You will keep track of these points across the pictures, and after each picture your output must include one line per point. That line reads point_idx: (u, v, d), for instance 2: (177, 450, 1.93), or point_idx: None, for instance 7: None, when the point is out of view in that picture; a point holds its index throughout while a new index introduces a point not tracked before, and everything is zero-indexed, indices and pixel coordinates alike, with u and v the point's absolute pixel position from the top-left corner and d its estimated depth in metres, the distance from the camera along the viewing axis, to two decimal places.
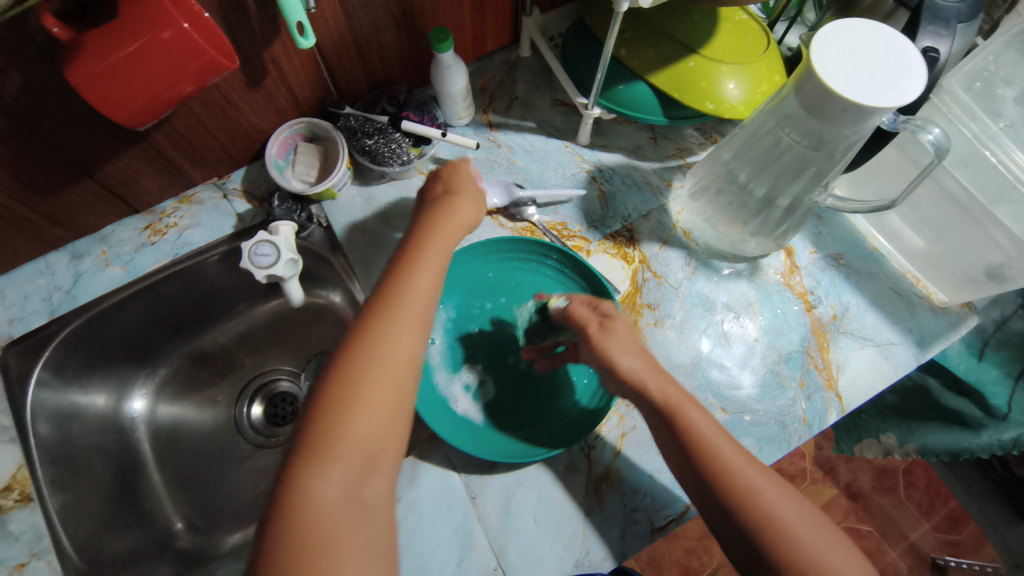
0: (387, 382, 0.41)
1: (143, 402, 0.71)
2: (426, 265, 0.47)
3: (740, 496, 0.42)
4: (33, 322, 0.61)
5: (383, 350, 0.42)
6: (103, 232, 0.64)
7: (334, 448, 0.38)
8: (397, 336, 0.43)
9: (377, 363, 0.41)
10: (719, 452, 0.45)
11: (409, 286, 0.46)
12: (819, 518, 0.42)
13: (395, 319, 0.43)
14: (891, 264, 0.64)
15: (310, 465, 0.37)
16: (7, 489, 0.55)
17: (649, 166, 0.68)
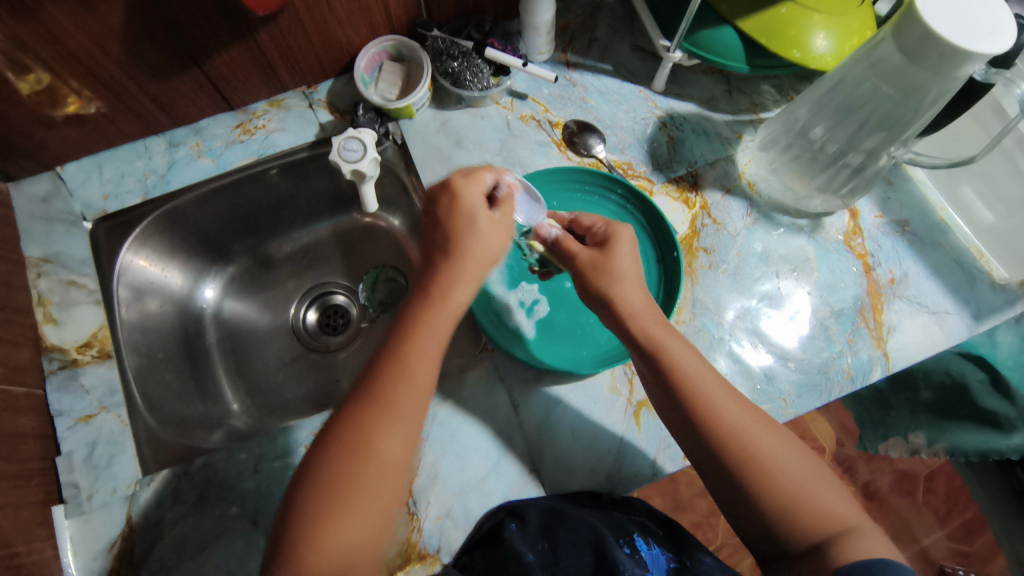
0: (369, 484, 0.41)
1: (214, 293, 0.76)
2: (428, 342, 0.45)
3: (741, 451, 0.44)
4: (129, 200, 0.65)
5: (367, 452, 0.41)
6: (198, 125, 0.68)
7: (322, 542, 0.38)
8: (387, 437, 0.42)
9: (370, 454, 0.41)
10: (722, 403, 0.46)
11: (409, 369, 0.44)
12: (822, 481, 0.44)
13: (390, 414, 0.43)
14: (957, 236, 0.64)
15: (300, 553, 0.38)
16: (88, 345, 0.59)
17: (721, 118, 0.69)
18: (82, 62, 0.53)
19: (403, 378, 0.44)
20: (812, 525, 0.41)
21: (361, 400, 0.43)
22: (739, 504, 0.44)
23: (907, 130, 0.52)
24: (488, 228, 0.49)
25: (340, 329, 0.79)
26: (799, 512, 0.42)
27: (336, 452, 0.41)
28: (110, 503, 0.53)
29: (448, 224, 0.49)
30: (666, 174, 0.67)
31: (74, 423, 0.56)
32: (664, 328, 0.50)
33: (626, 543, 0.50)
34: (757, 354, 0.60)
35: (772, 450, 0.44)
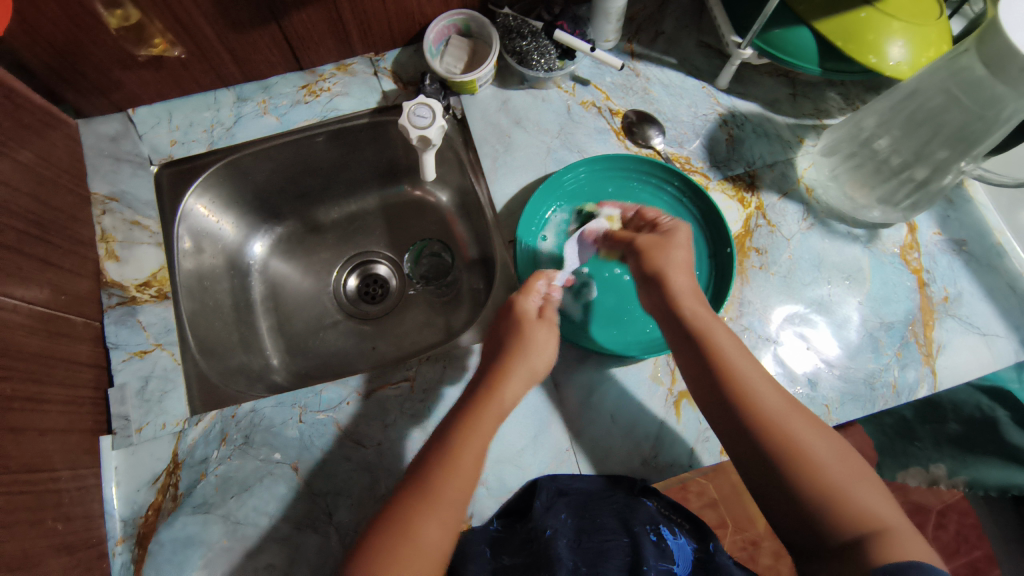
0: (416, 564, 0.42)
1: (263, 249, 0.78)
2: (475, 436, 0.48)
3: (776, 438, 0.47)
4: (195, 149, 0.67)
5: (411, 540, 0.43)
6: (267, 82, 0.70)
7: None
8: (429, 526, 0.44)
9: (414, 539, 0.43)
10: (756, 386, 0.50)
11: (460, 462, 0.46)
12: (859, 471, 0.45)
13: (437, 505, 0.44)
14: (1014, 261, 0.63)
15: None
16: (147, 285, 0.61)
17: (784, 120, 0.68)
18: (171, 7, 0.55)
19: (453, 473, 0.46)
20: (846, 513, 0.42)
21: (412, 496, 0.45)
22: (774, 494, 0.46)
23: (978, 146, 0.52)
24: (538, 332, 0.54)
25: (378, 298, 0.80)
26: (827, 499, 0.43)
27: (386, 533, 0.43)
28: (158, 437, 0.55)
29: (514, 333, 0.54)
30: (723, 171, 0.66)
31: (129, 358, 0.58)
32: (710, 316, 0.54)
33: (653, 530, 0.51)
34: (801, 358, 0.59)
35: (804, 435, 0.47)
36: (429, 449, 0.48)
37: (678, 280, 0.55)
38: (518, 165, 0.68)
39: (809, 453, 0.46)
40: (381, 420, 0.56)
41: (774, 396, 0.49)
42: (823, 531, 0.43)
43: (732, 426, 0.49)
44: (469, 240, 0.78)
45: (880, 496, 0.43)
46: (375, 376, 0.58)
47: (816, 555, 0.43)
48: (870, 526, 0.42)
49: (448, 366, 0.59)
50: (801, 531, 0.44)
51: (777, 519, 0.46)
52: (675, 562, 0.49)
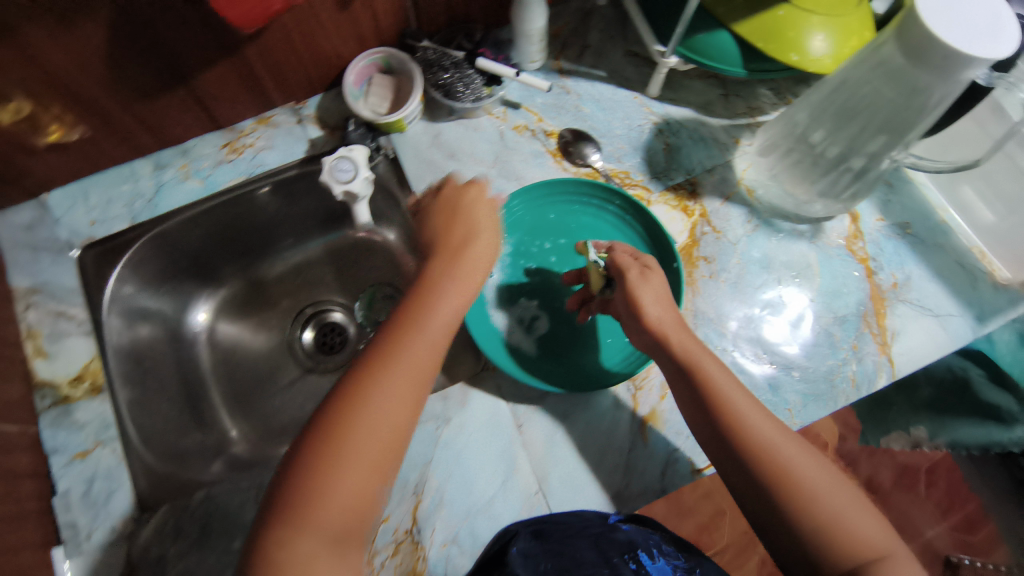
0: (365, 460, 0.37)
1: (207, 315, 0.75)
2: (407, 360, 0.40)
3: (778, 474, 0.44)
4: (116, 225, 0.64)
5: (372, 396, 0.38)
6: (185, 145, 0.67)
7: (338, 468, 0.36)
8: (361, 473, 0.37)
9: (364, 412, 0.38)
10: (751, 415, 0.47)
11: (393, 362, 0.40)
12: (858, 499, 0.44)
13: (403, 364, 0.40)
14: (958, 238, 0.63)
15: (298, 513, 0.35)
16: (79, 379, 0.58)
17: (718, 122, 0.68)
18: (67, 86, 0.52)
19: (417, 331, 0.42)
20: (846, 543, 0.42)
21: (368, 365, 0.40)
22: (777, 533, 0.44)
23: (910, 133, 0.51)
24: (481, 210, 0.51)
25: (336, 347, 0.77)
26: (832, 535, 0.42)
27: (335, 402, 0.39)
28: (109, 543, 0.52)
29: (439, 212, 0.50)
30: (664, 182, 0.66)
31: (70, 462, 0.55)
32: (698, 345, 0.51)
33: (631, 558, 0.47)
34: (760, 363, 0.59)
35: (801, 463, 0.45)
36: (383, 333, 0.42)
37: (661, 313, 0.52)
38: None
39: (807, 483, 0.44)
40: None
41: (768, 425, 0.47)
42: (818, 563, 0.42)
43: (730, 459, 0.47)
44: None
45: (877, 523, 0.43)
46: None
47: None
48: (869, 554, 0.41)
49: None
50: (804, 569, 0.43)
51: (780, 556, 0.44)
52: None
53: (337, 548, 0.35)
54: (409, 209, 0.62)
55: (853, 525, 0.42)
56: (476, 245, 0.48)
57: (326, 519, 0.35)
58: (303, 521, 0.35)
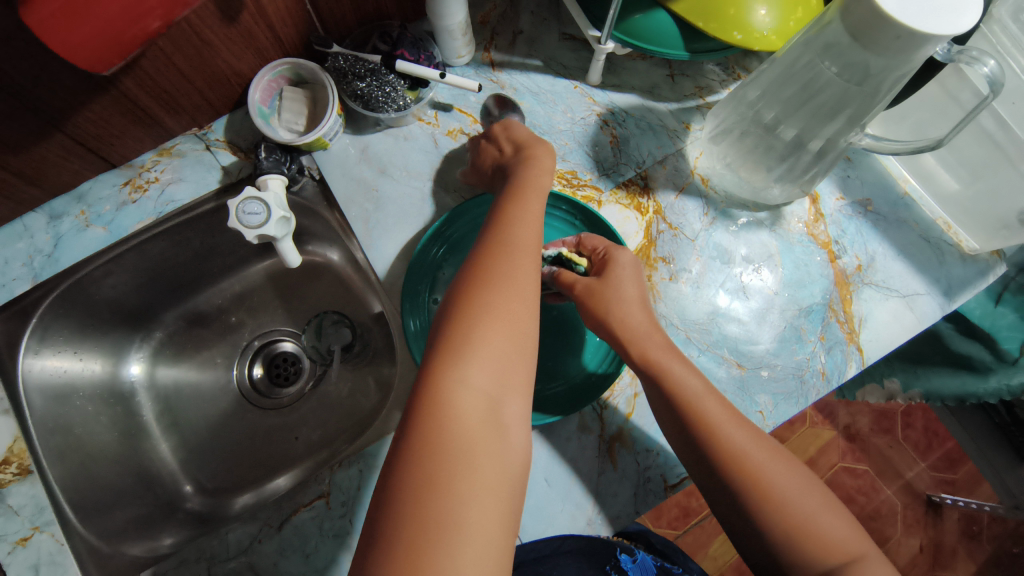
0: (504, 327, 0.41)
1: (143, 365, 0.69)
2: (515, 246, 0.45)
3: (748, 479, 0.42)
4: (18, 288, 0.58)
5: (507, 266, 0.43)
6: (79, 190, 0.60)
7: (476, 355, 0.39)
8: (504, 302, 0.42)
9: (495, 283, 0.42)
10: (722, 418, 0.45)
11: (504, 267, 0.44)
12: (827, 500, 0.43)
13: (510, 259, 0.44)
14: (921, 210, 0.60)
15: (456, 352, 0.39)
16: (5, 463, 0.54)
17: (666, 107, 0.63)
18: None
19: (515, 233, 0.46)
20: (817, 548, 0.40)
21: (478, 269, 0.44)
22: (744, 536, 0.43)
23: (866, 115, 0.47)
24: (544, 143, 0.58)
25: (293, 378, 0.74)
26: (798, 540, 0.41)
27: (462, 288, 0.43)
28: None
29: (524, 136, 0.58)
30: (614, 179, 0.61)
31: (11, 550, 0.51)
32: (665, 349, 0.49)
33: (612, 566, 0.51)
34: (727, 366, 0.56)
35: (775, 468, 0.43)
36: (494, 224, 0.48)
37: (633, 317, 0.50)
38: (394, 220, 0.61)
39: (780, 489, 0.42)
40: (302, 551, 0.51)
41: (744, 430, 0.45)
42: (791, 569, 0.41)
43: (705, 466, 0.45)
44: (371, 298, 0.71)
45: (846, 526, 0.42)
46: (285, 502, 0.52)
47: None
48: (842, 558, 0.40)
49: (364, 468, 0.54)
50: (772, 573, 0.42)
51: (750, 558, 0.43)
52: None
53: (482, 430, 0.37)
54: (365, 244, 0.60)
55: (820, 530, 0.41)
56: (537, 152, 0.56)
57: (463, 408, 0.37)
58: (445, 406, 0.37)
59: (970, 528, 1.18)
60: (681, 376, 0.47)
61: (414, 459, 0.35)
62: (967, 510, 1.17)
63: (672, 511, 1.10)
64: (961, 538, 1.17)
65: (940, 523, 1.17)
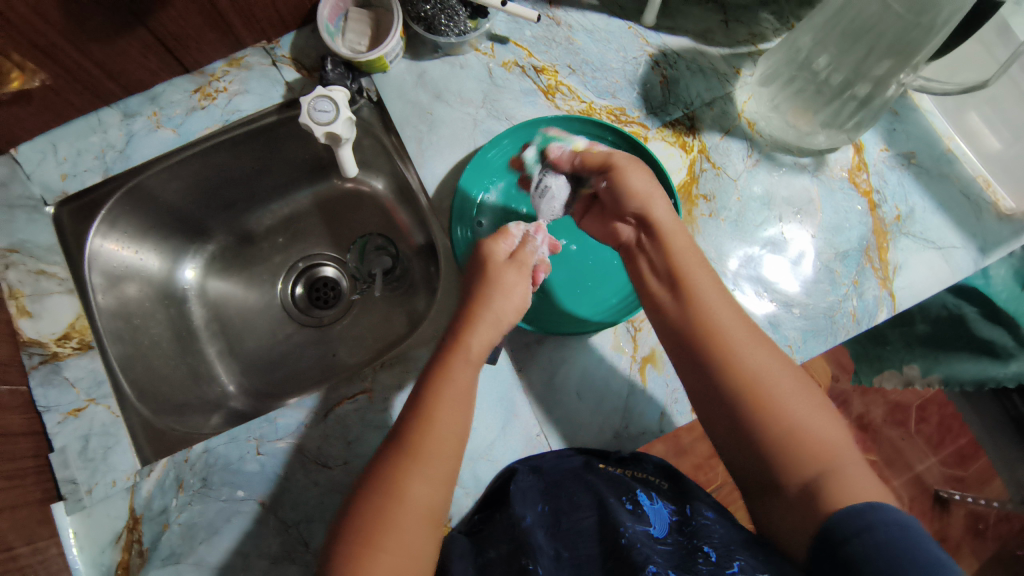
0: (445, 433, 0.45)
1: (195, 273, 0.73)
2: (470, 350, 0.49)
3: (746, 388, 0.45)
4: (88, 179, 0.61)
5: (454, 372, 0.47)
6: (153, 91, 0.63)
7: (421, 455, 0.43)
8: (446, 402, 0.46)
9: (444, 384, 0.46)
10: (734, 340, 0.47)
11: (453, 363, 0.48)
12: (819, 406, 0.44)
13: (402, 506, 0.41)
14: (963, 166, 0.61)
15: (402, 458, 0.43)
16: (66, 337, 0.56)
17: (718, 52, 0.64)
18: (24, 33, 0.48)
19: (419, 458, 0.43)
20: (799, 454, 0.42)
21: (436, 368, 0.47)
22: (736, 441, 0.45)
23: (917, 55, 0.48)
24: (508, 275, 0.52)
25: (332, 303, 0.76)
26: (788, 437, 0.43)
27: (417, 399, 0.46)
28: (112, 495, 0.52)
29: (482, 275, 0.52)
30: (661, 118, 0.63)
31: (63, 419, 0.54)
32: (695, 264, 0.51)
33: (628, 499, 0.49)
34: (761, 301, 0.58)
35: (781, 387, 0.45)
36: (456, 322, 0.51)
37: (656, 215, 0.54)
38: (446, 144, 0.63)
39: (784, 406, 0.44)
40: (344, 438, 0.54)
41: (760, 352, 0.46)
42: (774, 473, 0.43)
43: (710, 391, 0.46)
44: (413, 229, 0.73)
45: (838, 437, 0.43)
46: (330, 393, 0.55)
47: (772, 496, 0.43)
48: (823, 463, 0.41)
49: (405, 369, 0.57)
50: (756, 474, 0.44)
51: (736, 467, 0.45)
52: (653, 525, 0.47)
53: (419, 520, 0.42)
54: (417, 163, 0.62)
55: (809, 432, 0.43)
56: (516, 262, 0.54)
57: (406, 505, 0.42)
58: (387, 507, 0.41)
59: (975, 526, 1.14)
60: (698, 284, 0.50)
61: (353, 539, 0.40)
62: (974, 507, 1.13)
63: None
64: (966, 534, 1.14)
65: (945, 518, 1.14)
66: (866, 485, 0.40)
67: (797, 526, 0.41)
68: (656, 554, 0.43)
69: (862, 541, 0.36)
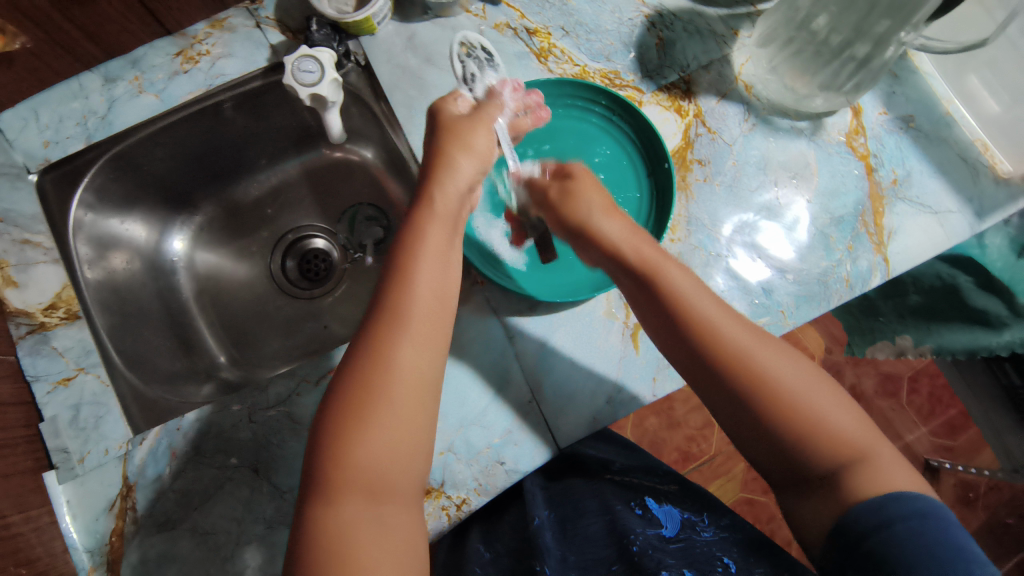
0: (426, 285, 0.44)
1: (183, 244, 0.72)
2: (440, 212, 0.49)
3: (759, 383, 0.42)
4: (71, 147, 0.59)
5: (426, 238, 0.47)
6: (134, 55, 0.61)
7: (408, 320, 0.43)
8: (425, 263, 0.45)
9: (419, 250, 0.46)
10: (748, 346, 0.44)
11: (428, 226, 0.48)
12: (837, 397, 0.43)
13: (389, 368, 0.41)
14: (961, 130, 0.61)
15: (385, 323, 0.42)
16: (53, 307, 0.55)
17: (715, 13, 0.63)
18: None
19: (405, 326, 0.42)
20: (810, 438, 0.41)
21: (412, 231, 0.47)
22: (758, 442, 0.43)
23: (916, 15, 0.46)
24: (464, 125, 0.53)
25: (322, 275, 0.75)
26: (812, 431, 0.41)
27: (393, 261, 0.46)
28: (105, 463, 0.52)
29: (438, 129, 0.53)
30: (657, 81, 0.61)
31: (53, 388, 0.53)
32: (661, 254, 0.50)
33: (636, 505, 0.56)
34: (756, 267, 0.58)
35: (754, 352, 0.44)
36: (423, 183, 0.51)
37: (603, 220, 0.54)
38: None
39: (780, 380, 0.42)
40: None
41: (779, 356, 0.44)
42: (806, 466, 0.41)
43: (700, 368, 0.45)
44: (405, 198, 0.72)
45: (859, 422, 0.42)
46: (320, 362, 0.55)
47: (801, 489, 0.41)
48: (854, 454, 0.40)
49: None
50: (784, 469, 0.42)
51: (766, 469, 0.43)
52: (663, 525, 0.53)
53: (413, 388, 0.41)
54: (407, 130, 0.61)
55: (832, 421, 0.41)
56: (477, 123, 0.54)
57: (401, 372, 0.41)
58: (384, 369, 0.41)
59: (965, 495, 1.15)
60: (670, 273, 0.49)
61: (341, 402, 0.40)
62: (964, 477, 1.15)
63: (672, 454, 1.07)
64: (956, 503, 1.15)
65: (935, 488, 1.15)
66: (891, 468, 0.40)
67: (821, 516, 0.40)
68: (668, 556, 0.47)
69: (895, 540, 0.35)
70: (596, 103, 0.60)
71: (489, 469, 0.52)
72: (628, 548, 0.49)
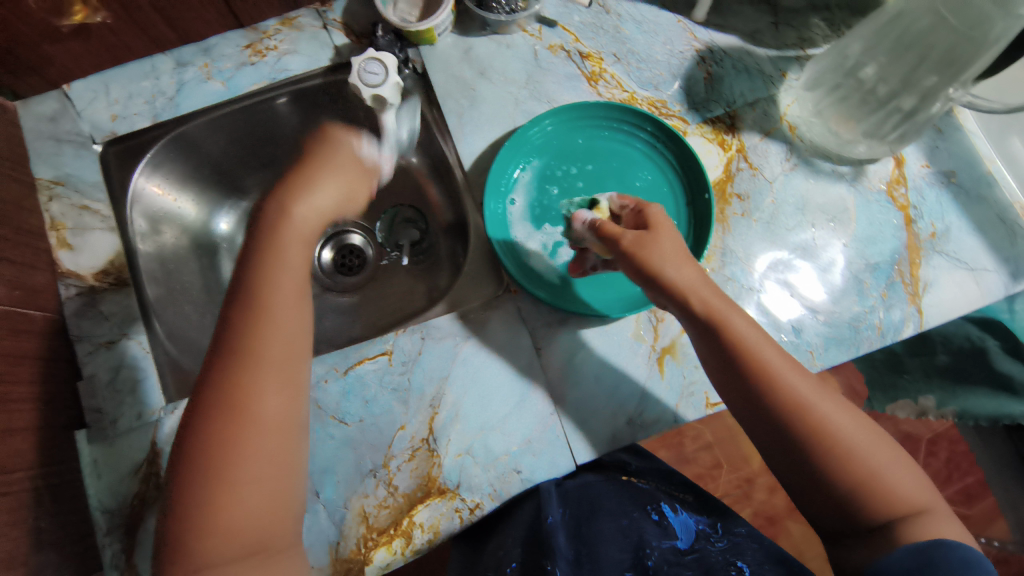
0: (281, 334, 0.44)
1: (229, 224, 0.75)
2: (291, 232, 0.47)
3: (816, 434, 0.41)
4: (138, 123, 0.63)
5: (278, 275, 0.45)
6: (206, 44, 0.65)
7: (263, 362, 0.43)
8: (288, 311, 0.45)
9: (270, 301, 0.45)
10: (807, 395, 0.42)
11: (280, 267, 0.46)
12: (889, 445, 0.43)
13: (255, 417, 0.42)
14: (1002, 190, 0.61)
15: (238, 373, 0.42)
16: (104, 272, 0.58)
17: (765, 53, 0.64)
18: None
19: (255, 368, 0.43)
20: (881, 503, 0.40)
21: (257, 277, 0.45)
22: (814, 488, 0.42)
23: (964, 72, 0.48)
24: (338, 158, 0.51)
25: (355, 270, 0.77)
26: (869, 488, 0.40)
27: (245, 306, 0.44)
28: (135, 427, 0.53)
29: (309, 160, 0.50)
30: (702, 114, 0.63)
31: (94, 349, 0.55)
32: (722, 295, 0.46)
33: (654, 510, 0.57)
34: (788, 305, 0.58)
35: (821, 400, 0.43)
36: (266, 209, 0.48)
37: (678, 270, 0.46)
38: (485, 120, 0.63)
39: (839, 432, 0.42)
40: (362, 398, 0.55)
41: (834, 405, 0.43)
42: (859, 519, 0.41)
43: (756, 412, 0.44)
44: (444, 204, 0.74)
45: (913, 478, 0.42)
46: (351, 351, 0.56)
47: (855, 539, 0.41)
48: (905, 510, 0.40)
49: (427, 334, 0.56)
50: (837, 519, 0.41)
51: (812, 513, 0.43)
52: (679, 537, 0.53)
53: (274, 433, 0.42)
54: (456, 137, 0.63)
55: (886, 478, 0.41)
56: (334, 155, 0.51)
57: (267, 417, 0.42)
58: (245, 420, 0.41)
59: None
60: (734, 322, 0.45)
61: (193, 461, 0.40)
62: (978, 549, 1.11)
63: None
64: None
65: None
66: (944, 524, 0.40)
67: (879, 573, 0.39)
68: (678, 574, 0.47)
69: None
70: (642, 129, 0.61)
71: (504, 476, 0.53)
72: (642, 561, 0.48)
